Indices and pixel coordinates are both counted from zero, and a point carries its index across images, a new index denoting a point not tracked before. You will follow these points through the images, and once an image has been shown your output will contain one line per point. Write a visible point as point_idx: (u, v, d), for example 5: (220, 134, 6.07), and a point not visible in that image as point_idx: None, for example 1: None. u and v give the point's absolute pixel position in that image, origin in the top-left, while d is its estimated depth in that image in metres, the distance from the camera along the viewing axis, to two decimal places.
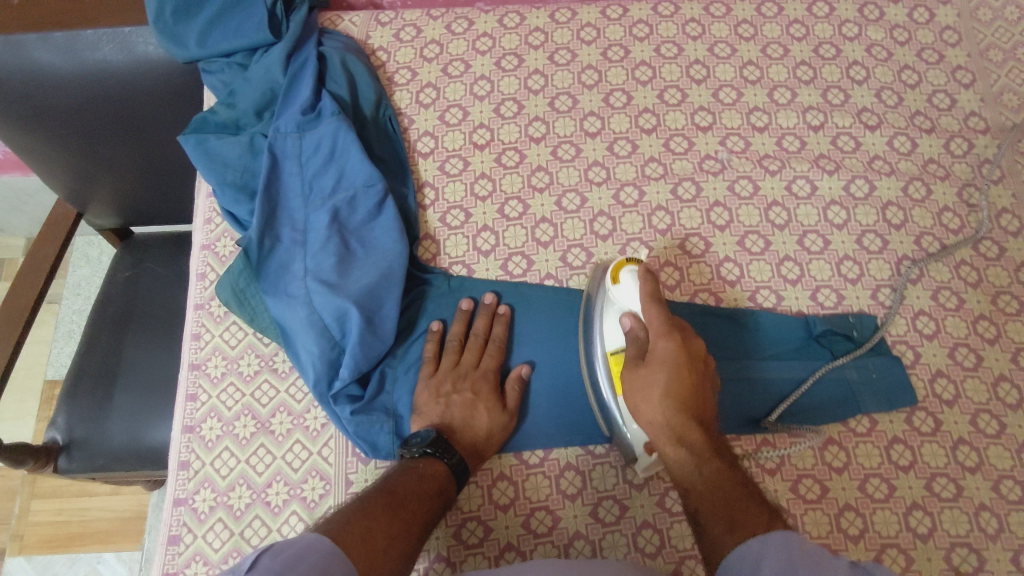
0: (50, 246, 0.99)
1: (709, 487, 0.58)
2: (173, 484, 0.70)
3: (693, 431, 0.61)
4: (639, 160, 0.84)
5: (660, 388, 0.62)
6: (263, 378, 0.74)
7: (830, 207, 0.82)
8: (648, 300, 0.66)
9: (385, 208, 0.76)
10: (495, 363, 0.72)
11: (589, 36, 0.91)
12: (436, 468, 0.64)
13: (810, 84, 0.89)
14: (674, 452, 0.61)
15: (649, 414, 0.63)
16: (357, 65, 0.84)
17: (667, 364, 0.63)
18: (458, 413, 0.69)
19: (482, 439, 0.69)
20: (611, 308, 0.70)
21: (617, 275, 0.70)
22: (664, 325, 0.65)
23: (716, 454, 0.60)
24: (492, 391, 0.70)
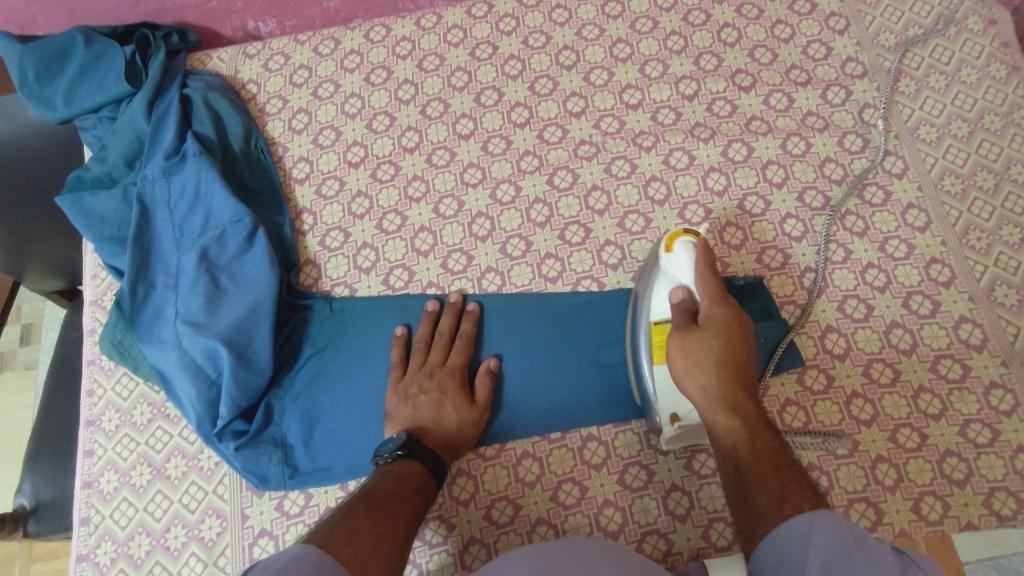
0: None
1: (754, 452, 0.56)
2: (76, 541, 0.71)
3: (743, 400, 0.59)
4: (514, 155, 0.84)
5: (716, 354, 0.60)
6: (156, 426, 0.74)
7: (710, 174, 0.82)
8: (704, 270, 0.65)
9: (255, 240, 0.76)
10: (462, 360, 0.72)
11: (456, 38, 0.91)
12: (413, 467, 0.63)
13: (682, 53, 0.89)
14: (725, 424, 0.58)
15: (698, 380, 0.60)
16: (221, 102, 0.85)
17: (722, 330, 0.62)
18: (427, 412, 0.68)
19: (453, 435, 0.68)
20: (660, 278, 0.68)
21: (670, 245, 0.67)
22: (718, 293, 0.64)
23: (765, 428, 0.58)
24: (458, 388, 0.70)
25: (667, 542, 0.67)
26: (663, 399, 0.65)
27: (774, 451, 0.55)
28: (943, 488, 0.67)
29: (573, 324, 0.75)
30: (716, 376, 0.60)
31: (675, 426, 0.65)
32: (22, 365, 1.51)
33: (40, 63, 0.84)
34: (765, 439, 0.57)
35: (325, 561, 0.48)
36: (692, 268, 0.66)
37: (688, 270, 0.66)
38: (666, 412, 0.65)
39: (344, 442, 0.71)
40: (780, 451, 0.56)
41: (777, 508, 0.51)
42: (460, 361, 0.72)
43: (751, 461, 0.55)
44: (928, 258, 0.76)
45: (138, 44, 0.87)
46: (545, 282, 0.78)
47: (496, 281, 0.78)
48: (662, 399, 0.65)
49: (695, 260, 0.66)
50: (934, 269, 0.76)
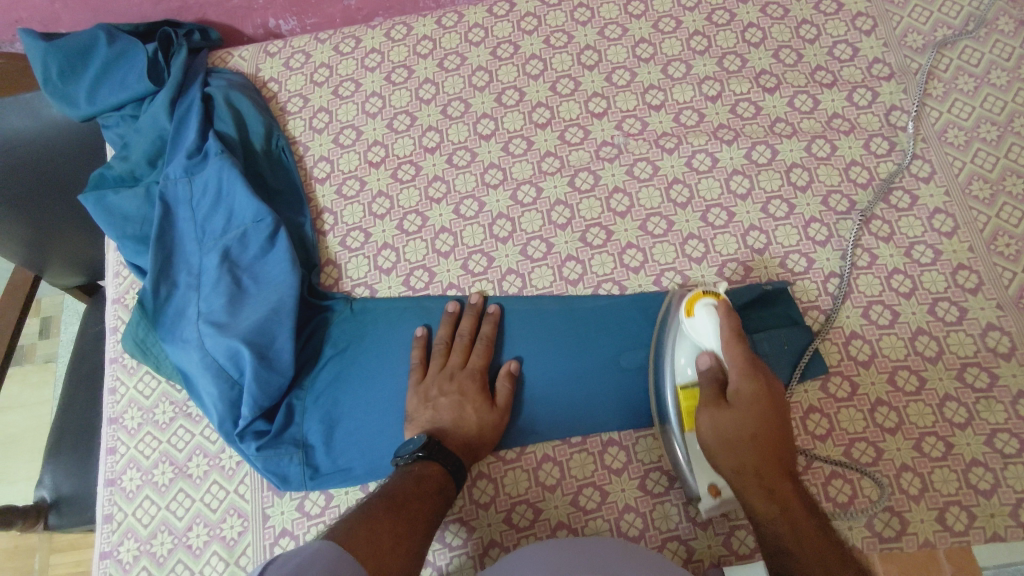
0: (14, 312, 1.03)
1: (792, 531, 0.54)
2: (99, 537, 0.72)
3: (780, 480, 0.57)
4: (535, 156, 0.84)
5: (750, 432, 0.59)
6: (178, 424, 0.75)
7: (733, 176, 0.81)
8: (729, 335, 0.62)
9: (277, 241, 0.76)
10: (483, 362, 0.71)
11: (477, 37, 0.91)
12: (434, 470, 0.63)
13: (705, 54, 0.88)
14: (762, 505, 0.56)
15: (733, 460, 0.59)
16: (242, 101, 0.85)
17: (754, 405, 0.59)
18: (448, 414, 0.68)
19: (474, 438, 0.68)
20: (685, 343, 0.66)
21: (691, 308, 0.65)
22: (746, 363, 0.61)
23: (806, 507, 0.56)
24: (479, 390, 0.70)
25: (688, 549, 0.66)
26: (699, 471, 0.65)
27: (815, 532, 0.53)
28: (969, 498, 0.66)
29: (595, 328, 0.74)
30: (750, 454, 0.58)
31: (715, 497, 0.64)
32: (42, 357, 1.53)
33: (63, 61, 0.84)
34: (802, 519, 0.54)
35: (343, 559, 0.49)
36: (716, 335, 0.63)
37: (713, 336, 0.63)
38: (706, 484, 0.64)
39: (365, 443, 0.71)
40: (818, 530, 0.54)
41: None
42: (481, 364, 0.71)
43: (791, 541, 0.53)
44: (955, 264, 0.75)
45: (160, 42, 0.87)
46: (566, 285, 0.77)
47: (517, 283, 0.78)
48: (698, 469, 0.65)
49: (719, 325, 0.63)
50: (962, 275, 0.75)
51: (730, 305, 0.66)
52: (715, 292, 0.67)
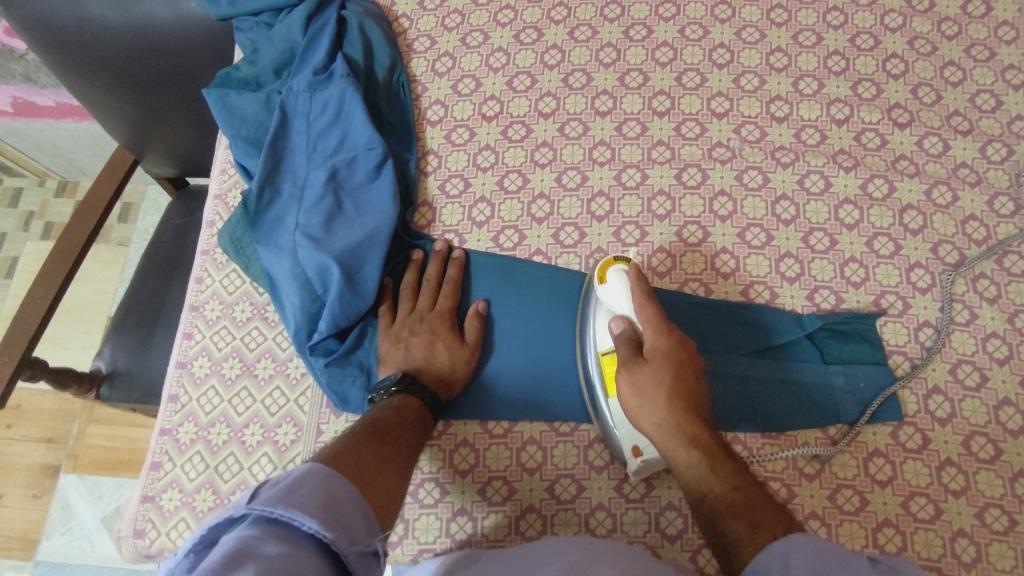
0: (107, 188, 1.15)
1: (727, 479, 0.58)
2: (162, 414, 0.75)
3: (693, 427, 0.62)
4: (647, 143, 0.83)
5: (664, 385, 0.64)
6: (253, 325, 0.77)
7: (843, 205, 0.79)
8: (642, 297, 0.68)
9: (382, 171, 0.78)
10: (450, 305, 0.74)
11: (614, 14, 0.90)
12: (410, 402, 0.66)
13: (841, 75, 0.85)
14: (683, 454, 0.61)
15: (652, 416, 0.63)
16: (374, 30, 0.86)
17: (667, 358, 0.65)
18: (419, 354, 0.70)
19: (447, 374, 0.70)
20: (599, 308, 0.71)
21: (604, 275, 0.71)
22: (659, 322, 0.67)
23: (725, 453, 0.61)
24: (449, 330, 0.72)
25: None
26: (625, 431, 0.67)
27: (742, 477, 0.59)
28: None
29: (673, 322, 0.74)
30: (669, 411, 0.63)
31: (637, 458, 0.66)
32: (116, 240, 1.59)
33: None
34: (721, 466, 0.59)
35: (334, 477, 0.48)
36: (629, 297, 0.69)
37: (626, 300, 0.69)
38: (630, 445, 0.67)
39: None
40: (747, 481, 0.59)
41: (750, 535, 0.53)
42: (447, 303, 0.74)
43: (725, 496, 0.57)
44: None
45: None
46: (653, 276, 0.77)
47: None
48: (623, 430, 0.67)
49: (630, 287, 0.69)
50: None
51: (639, 269, 0.72)
52: (625, 257, 0.73)
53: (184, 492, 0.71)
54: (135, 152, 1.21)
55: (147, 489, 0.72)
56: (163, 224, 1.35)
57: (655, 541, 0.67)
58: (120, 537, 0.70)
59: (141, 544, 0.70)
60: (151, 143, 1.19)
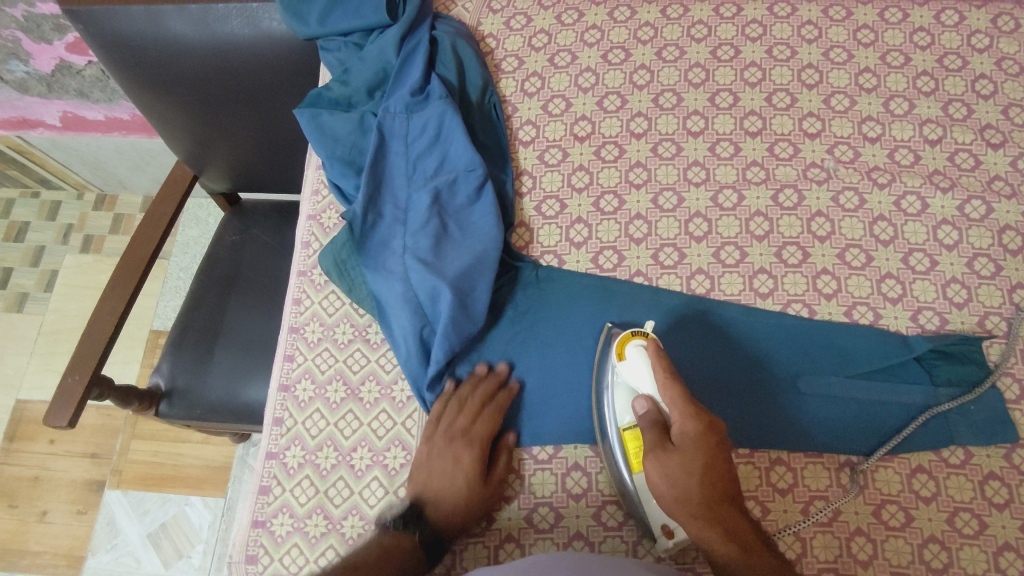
0: (167, 207, 1.15)
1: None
2: (268, 437, 0.75)
3: (728, 513, 0.59)
4: (741, 163, 0.83)
5: (698, 474, 0.60)
6: (356, 347, 0.77)
7: (942, 226, 0.79)
8: (664, 377, 0.63)
9: (483, 193, 0.78)
10: (486, 432, 0.70)
11: (700, 34, 0.89)
12: (402, 541, 0.62)
13: (931, 96, 0.85)
14: (722, 549, 0.57)
15: (685, 508, 0.59)
16: (466, 50, 0.86)
17: (698, 445, 0.60)
18: (432, 488, 0.67)
19: (454, 478, 0.67)
20: (618, 384, 0.68)
21: (623, 352, 0.67)
22: (686, 403, 0.62)
23: (762, 543, 0.58)
24: (474, 459, 0.68)
25: None
26: (654, 510, 0.64)
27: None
28: None
29: (778, 343, 0.74)
30: (702, 494, 0.59)
31: (669, 539, 0.63)
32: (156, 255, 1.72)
33: None
34: (762, 561, 0.56)
35: None
36: (652, 375, 0.65)
37: (647, 377, 0.65)
38: (660, 525, 0.64)
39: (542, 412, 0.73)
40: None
41: None
42: (476, 400, 0.71)
43: None
44: None
45: None
46: (755, 297, 0.77)
47: (706, 284, 0.78)
48: (650, 509, 0.64)
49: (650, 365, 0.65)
50: None
51: (659, 343, 0.67)
52: (643, 331, 0.69)
53: (296, 517, 0.71)
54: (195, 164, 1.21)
55: (257, 514, 0.72)
56: (218, 238, 1.34)
57: None
58: (231, 562, 0.70)
59: (253, 569, 0.70)
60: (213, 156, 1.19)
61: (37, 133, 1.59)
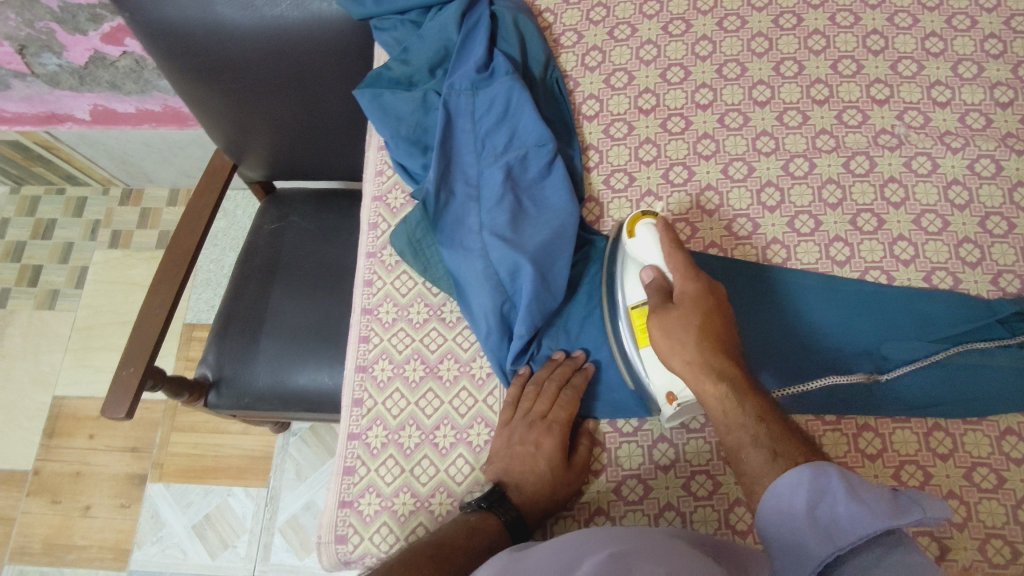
0: (210, 195, 1.12)
1: (751, 421, 0.58)
2: (347, 419, 0.74)
3: (721, 360, 0.60)
4: (810, 131, 0.82)
5: (694, 324, 0.61)
6: (431, 326, 0.77)
7: (1018, 189, 0.78)
8: (670, 248, 0.66)
9: (555, 168, 0.77)
10: (566, 416, 0.69)
11: (761, 2, 0.88)
12: (491, 523, 0.63)
13: (999, 58, 0.84)
14: (713, 389, 0.59)
15: (682, 355, 0.61)
16: (527, 26, 0.86)
17: (698, 303, 0.62)
18: (516, 468, 0.67)
19: (541, 462, 0.67)
20: (629, 261, 0.69)
21: (633, 231, 0.69)
22: (688, 268, 0.64)
23: (751, 385, 0.60)
24: (557, 443, 0.68)
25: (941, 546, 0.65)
26: (658, 379, 0.66)
27: (766, 411, 0.59)
28: None
29: (858, 309, 0.73)
30: (699, 349, 0.60)
31: (673, 404, 0.65)
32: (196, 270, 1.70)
33: None
34: (750, 399, 0.59)
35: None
36: (658, 250, 0.67)
37: (654, 251, 0.67)
38: (663, 393, 0.66)
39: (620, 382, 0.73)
40: (772, 415, 0.58)
41: (771, 465, 0.56)
42: (553, 386, 0.70)
43: (755, 442, 0.57)
44: None
45: None
46: (833, 264, 0.77)
47: (782, 254, 0.77)
48: (654, 376, 0.66)
49: (658, 241, 0.67)
50: None
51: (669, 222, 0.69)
52: (653, 214, 0.71)
53: (383, 496, 0.70)
54: (233, 155, 1.17)
55: (343, 495, 0.71)
56: (256, 227, 1.29)
57: None
58: (320, 543, 0.69)
59: (344, 549, 0.69)
60: (252, 146, 1.15)
61: (65, 128, 1.57)
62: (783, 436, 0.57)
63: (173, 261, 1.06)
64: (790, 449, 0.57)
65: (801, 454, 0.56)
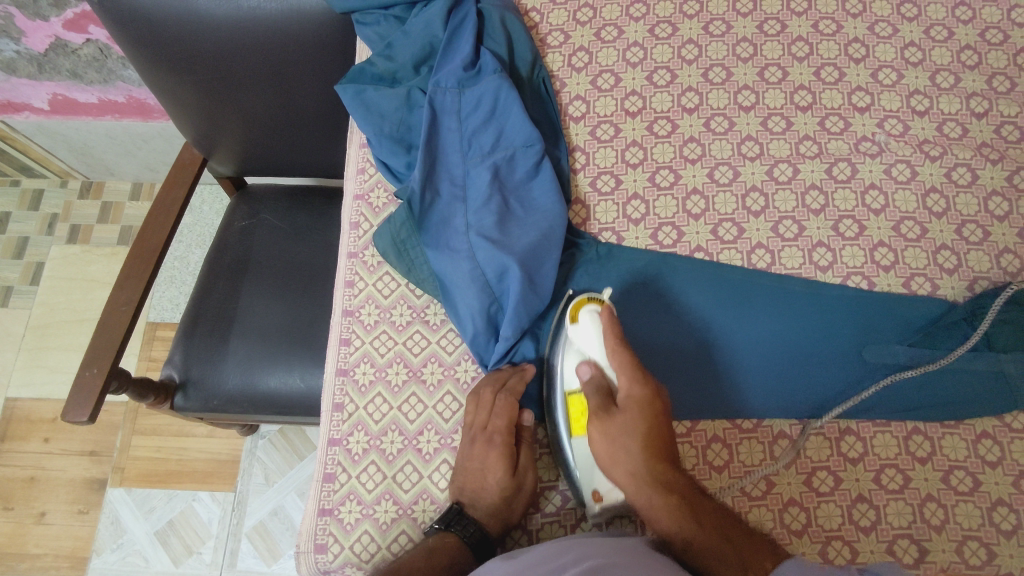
0: (179, 190, 1.08)
1: (711, 535, 0.56)
2: (327, 424, 0.72)
3: (666, 472, 0.61)
4: (794, 137, 0.83)
5: (638, 436, 0.62)
6: (415, 329, 0.75)
7: (992, 197, 0.80)
8: (614, 343, 0.65)
9: (543, 169, 0.77)
10: (503, 424, 0.66)
11: (746, 8, 0.89)
12: (448, 541, 0.62)
13: (975, 69, 0.86)
14: (661, 501, 0.59)
15: (626, 467, 0.61)
16: (515, 24, 0.85)
17: (643, 408, 0.63)
18: (468, 486, 0.66)
19: (484, 478, 0.65)
20: (570, 348, 0.68)
21: (576, 315, 0.67)
22: (633, 370, 0.64)
23: (697, 494, 0.60)
24: (499, 456, 0.65)
25: (921, 549, 0.65)
26: (586, 473, 0.65)
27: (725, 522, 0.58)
28: None
29: (840, 314, 0.74)
30: (643, 459, 0.61)
31: (598, 503, 0.64)
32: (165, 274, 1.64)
33: None
34: (701, 509, 0.58)
35: None
36: (600, 343, 0.65)
37: (596, 344, 0.65)
38: (590, 490, 0.65)
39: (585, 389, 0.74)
40: (727, 522, 0.58)
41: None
42: (488, 392, 0.68)
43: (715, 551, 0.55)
44: None
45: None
46: (816, 270, 0.77)
47: (766, 259, 0.78)
48: (585, 474, 0.65)
49: (600, 331, 0.65)
50: None
51: (612, 310, 0.67)
52: (597, 295, 0.68)
53: (364, 504, 0.68)
54: (204, 150, 1.14)
55: (323, 502, 0.69)
56: (225, 224, 1.25)
57: (852, 535, 0.66)
58: (298, 552, 0.67)
59: (322, 559, 0.67)
60: (222, 142, 1.11)
61: (22, 117, 1.50)
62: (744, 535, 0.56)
63: (139, 259, 1.01)
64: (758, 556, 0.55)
65: (766, 552, 0.55)
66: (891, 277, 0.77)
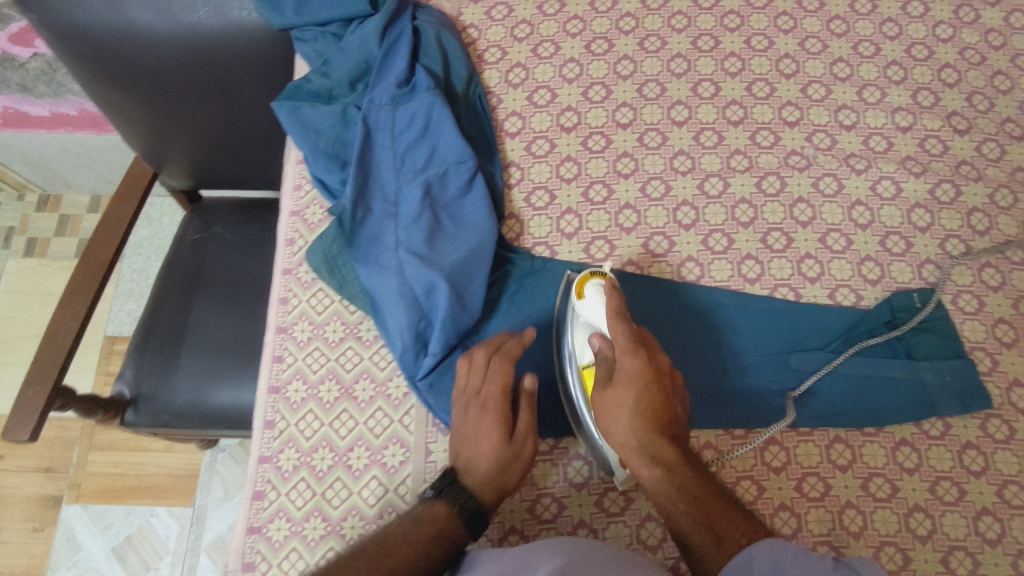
0: (128, 203, 1.07)
1: (681, 499, 0.57)
2: (258, 441, 0.72)
3: (659, 441, 0.60)
4: (725, 152, 0.84)
5: (629, 407, 0.61)
6: (348, 345, 0.76)
7: (914, 209, 0.82)
8: (612, 314, 0.65)
9: (476, 184, 0.77)
10: (497, 390, 0.65)
11: (680, 24, 0.91)
12: (443, 510, 0.60)
13: (900, 85, 0.88)
14: (646, 470, 0.59)
15: (621, 438, 0.61)
16: (450, 41, 0.86)
17: (632, 383, 0.61)
18: (463, 452, 0.64)
19: (481, 444, 0.64)
20: (579, 324, 0.69)
21: (581, 291, 0.69)
22: (630, 341, 0.63)
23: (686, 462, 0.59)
24: (495, 423, 0.64)
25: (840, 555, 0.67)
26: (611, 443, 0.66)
27: (700, 489, 0.58)
28: None
29: (766, 325, 0.76)
30: (635, 430, 0.60)
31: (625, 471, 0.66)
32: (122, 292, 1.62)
33: None
34: (683, 479, 0.58)
35: None
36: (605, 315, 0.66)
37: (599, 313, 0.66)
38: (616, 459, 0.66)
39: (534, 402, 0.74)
40: (706, 491, 0.58)
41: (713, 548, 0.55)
42: (483, 355, 0.67)
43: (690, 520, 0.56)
44: None
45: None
46: (744, 282, 0.79)
47: (695, 271, 0.79)
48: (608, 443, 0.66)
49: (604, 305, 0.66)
50: None
51: (616, 282, 0.69)
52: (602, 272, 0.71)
53: (293, 521, 0.68)
54: (153, 163, 1.13)
55: (252, 520, 0.69)
56: (178, 238, 1.24)
57: None
58: (227, 570, 0.67)
59: None
60: (170, 156, 1.11)
61: None
62: (723, 507, 0.56)
63: (83, 270, 1.00)
64: (730, 529, 0.55)
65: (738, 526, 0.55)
66: (817, 288, 0.78)
